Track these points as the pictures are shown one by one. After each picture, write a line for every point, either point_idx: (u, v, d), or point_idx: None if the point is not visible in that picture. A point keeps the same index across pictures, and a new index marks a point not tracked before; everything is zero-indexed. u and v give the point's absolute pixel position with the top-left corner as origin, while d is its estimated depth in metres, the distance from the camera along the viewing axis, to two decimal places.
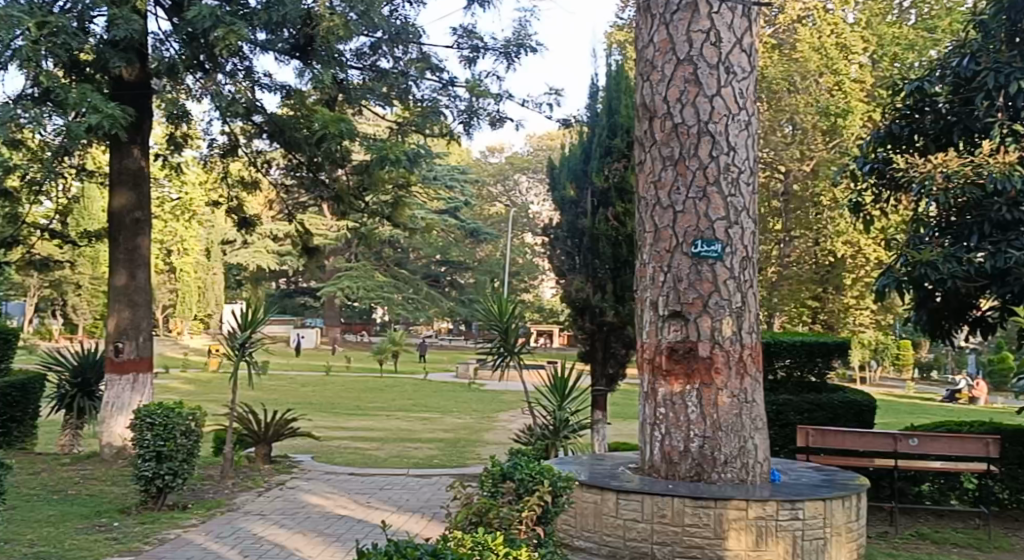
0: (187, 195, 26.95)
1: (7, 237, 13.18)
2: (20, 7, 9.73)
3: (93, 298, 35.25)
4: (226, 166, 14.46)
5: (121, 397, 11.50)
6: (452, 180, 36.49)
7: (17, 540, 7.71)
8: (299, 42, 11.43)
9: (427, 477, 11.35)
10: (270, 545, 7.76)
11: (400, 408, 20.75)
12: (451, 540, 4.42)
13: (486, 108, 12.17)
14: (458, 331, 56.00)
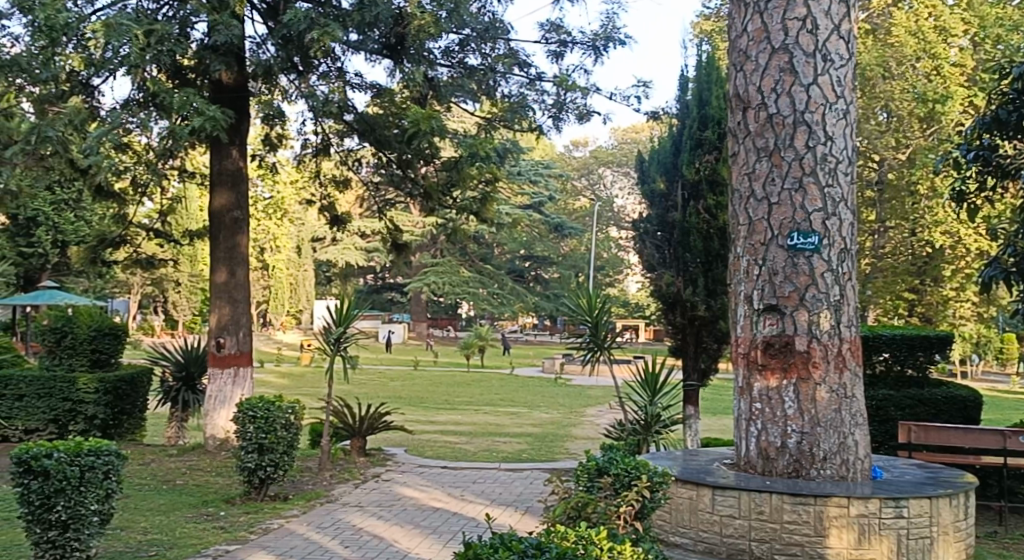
0: (280, 193, 27.57)
1: (114, 237, 13.70)
2: (128, 17, 10.13)
3: (193, 294, 36.38)
4: (318, 164, 14.77)
5: (223, 390, 11.86)
6: (536, 175, 36.24)
7: (131, 527, 8.05)
8: (389, 41, 11.60)
9: (519, 472, 11.45)
10: (369, 536, 7.94)
11: (487, 402, 20.92)
12: (555, 534, 4.51)
13: (574, 102, 12.18)
14: (544, 326, 56.16)
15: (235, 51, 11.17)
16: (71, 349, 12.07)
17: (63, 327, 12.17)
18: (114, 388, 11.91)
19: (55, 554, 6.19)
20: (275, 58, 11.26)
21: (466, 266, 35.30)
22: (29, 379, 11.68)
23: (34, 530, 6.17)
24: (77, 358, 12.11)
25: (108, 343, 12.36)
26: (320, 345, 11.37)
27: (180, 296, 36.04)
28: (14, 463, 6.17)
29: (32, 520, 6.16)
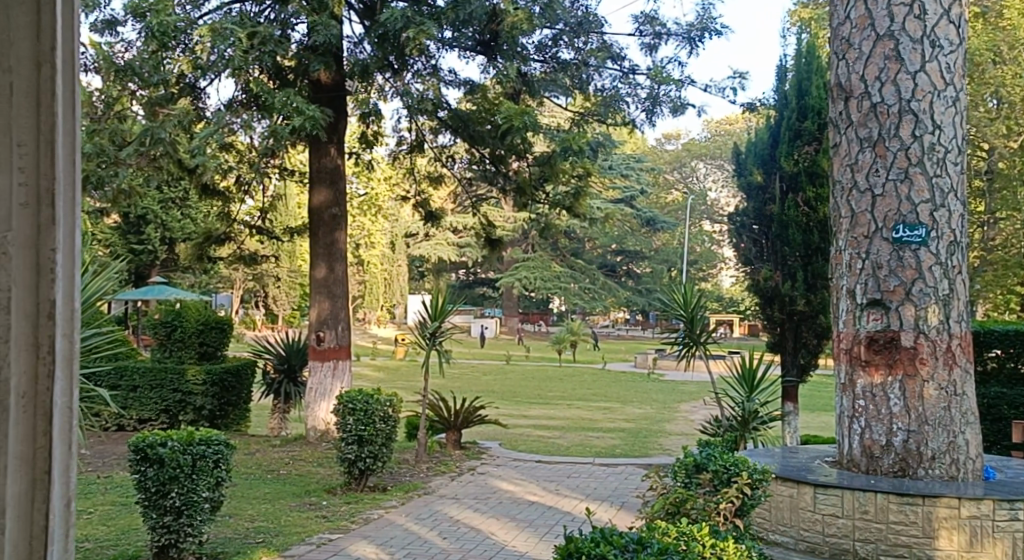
0: (374, 190, 27.98)
1: (219, 233, 14.07)
2: (233, 20, 10.45)
3: (291, 288, 37.18)
4: (413, 161, 14.94)
5: (324, 383, 12.09)
6: (628, 168, 35.98)
7: (239, 515, 8.31)
8: (484, 38, 11.68)
9: (614, 467, 11.44)
10: (467, 528, 8.03)
11: (580, 397, 20.89)
12: (656, 530, 4.50)
13: (668, 95, 12.06)
14: (636, 321, 55.85)
15: (334, 51, 11.37)
16: (179, 342, 12.51)
17: (172, 321, 12.61)
18: (220, 380, 12.30)
19: (170, 539, 6.41)
20: (371, 57, 11.42)
21: (558, 261, 35.32)
22: (143, 370, 12.13)
23: (150, 516, 6.41)
24: (186, 351, 12.54)
25: (214, 337, 12.74)
26: (416, 339, 11.52)
27: (279, 291, 36.86)
28: (133, 451, 6.44)
29: (149, 505, 6.40)
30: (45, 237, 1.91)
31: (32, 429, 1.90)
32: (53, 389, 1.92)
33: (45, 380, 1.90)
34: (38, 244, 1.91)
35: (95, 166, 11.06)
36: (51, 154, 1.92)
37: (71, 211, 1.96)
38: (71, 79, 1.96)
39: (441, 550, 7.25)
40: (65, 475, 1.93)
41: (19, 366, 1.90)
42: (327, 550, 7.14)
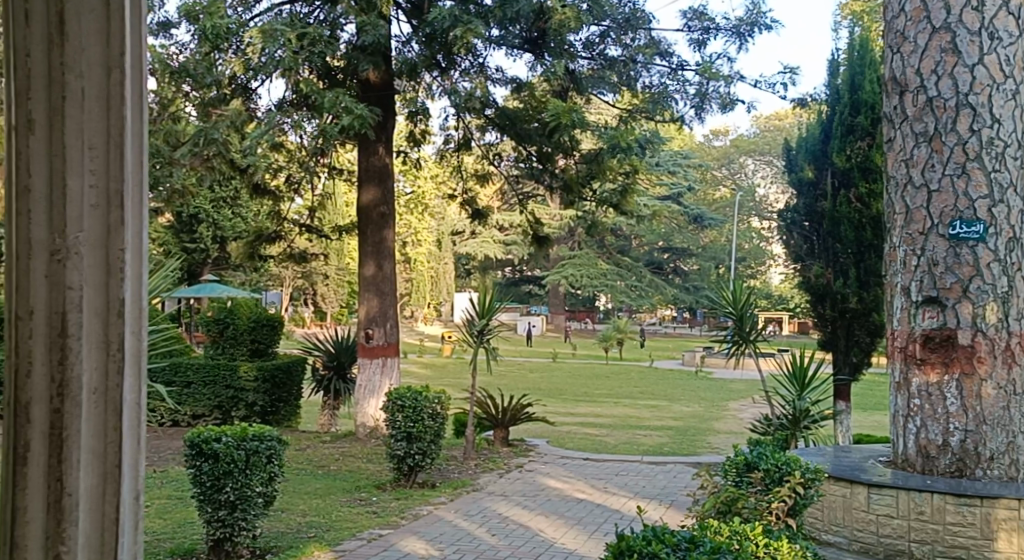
0: (420, 188, 28.12)
1: (270, 232, 14.19)
2: (283, 21, 10.54)
3: (340, 286, 37.47)
4: (460, 159, 14.98)
5: (373, 380, 12.16)
6: (675, 165, 35.78)
7: (292, 510, 8.40)
8: (531, 35, 11.68)
9: (662, 465, 11.39)
10: (515, 525, 8.04)
11: (627, 395, 20.81)
12: (709, 529, 4.46)
13: (717, 91, 11.95)
14: (683, 319, 55.47)
15: (382, 50, 11.42)
16: (232, 339, 12.68)
17: (225, 319, 12.80)
18: (272, 376, 12.45)
19: (225, 533, 6.49)
20: (419, 57, 11.46)
21: (604, 259, 35.20)
22: (196, 366, 12.31)
23: (205, 509, 6.49)
24: (238, 348, 12.71)
25: (265, 333, 12.88)
26: (464, 336, 11.56)
27: (328, 288, 37.13)
28: (188, 446, 6.53)
29: (204, 499, 6.48)
30: (114, 238, 2.25)
31: (104, 425, 2.20)
32: (120, 387, 2.23)
33: (116, 379, 2.22)
34: (108, 241, 2.24)
35: (152, 167, 11.37)
36: (119, 155, 2.25)
37: (134, 193, 2.30)
38: (132, 78, 2.30)
39: (491, 547, 7.27)
40: (128, 479, 2.24)
41: (91, 363, 2.21)
42: (377, 546, 7.19)
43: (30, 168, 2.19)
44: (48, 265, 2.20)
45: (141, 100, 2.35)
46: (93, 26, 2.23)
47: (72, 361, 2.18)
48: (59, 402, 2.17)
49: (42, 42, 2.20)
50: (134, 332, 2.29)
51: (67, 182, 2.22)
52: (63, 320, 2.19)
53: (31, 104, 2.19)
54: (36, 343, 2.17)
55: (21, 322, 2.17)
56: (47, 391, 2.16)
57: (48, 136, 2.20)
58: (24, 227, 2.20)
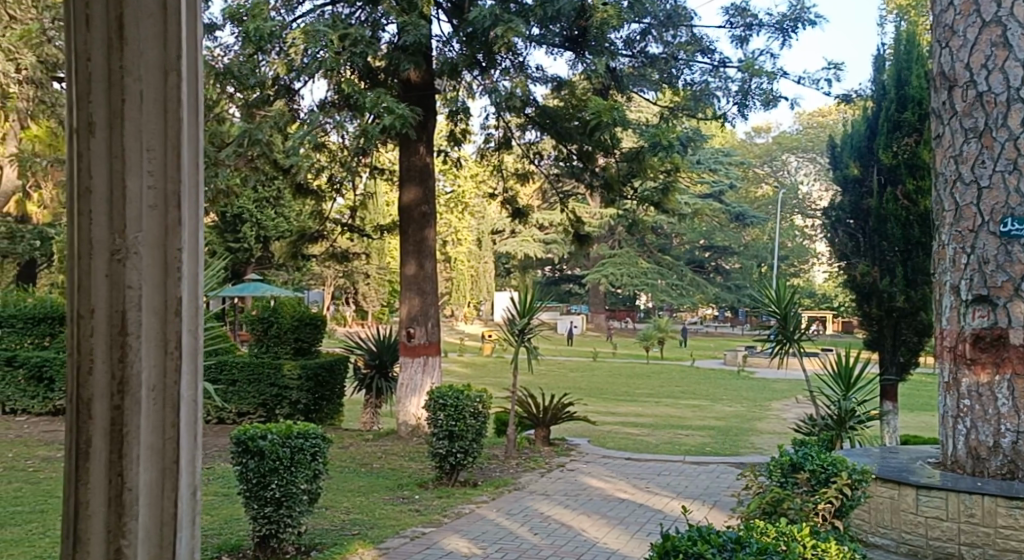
0: (460, 187, 28.18)
1: (313, 232, 14.28)
2: (325, 22, 10.59)
3: (381, 285, 37.67)
4: (501, 158, 14.98)
5: (414, 379, 12.21)
6: (716, 163, 35.50)
7: (335, 507, 8.46)
8: (571, 34, 11.65)
9: (705, 465, 11.32)
10: (557, 524, 8.03)
11: (668, 394, 20.70)
12: (755, 530, 4.42)
13: (760, 88, 11.84)
14: (724, 318, 55.06)
15: (423, 51, 11.46)
16: (276, 337, 12.80)
17: (269, 318, 12.92)
18: (315, 374, 12.54)
19: (271, 529, 6.55)
20: (460, 56, 11.46)
21: (645, 258, 35.01)
22: (241, 364, 12.44)
23: (251, 506, 6.54)
24: (282, 346, 12.82)
25: (309, 332, 12.98)
26: (505, 335, 11.56)
27: (369, 288, 37.33)
28: (235, 443, 6.60)
29: (250, 496, 6.54)
30: (171, 239, 2.69)
31: (162, 420, 2.65)
32: (177, 383, 2.68)
33: (172, 375, 2.67)
34: (166, 241, 2.68)
35: None
36: (174, 161, 2.68)
37: (188, 197, 2.72)
38: (188, 85, 2.71)
39: (533, 545, 7.26)
40: (183, 474, 2.68)
41: (149, 361, 2.66)
42: (421, 544, 7.22)
43: (95, 184, 2.67)
44: (110, 264, 2.67)
45: (197, 105, 2.77)
46: (151, 31, 2.66)
47: (132, 354, 2.65)
48: (122, 398, 2.64)
49: (104, 76, 2.66)
50: (190, 329, 2.73)
51: (127, 183, 2.67)
52: (124, 318, 2.66)
53: (98, 127, 2.67)
54: (101, 337, 2.65)
55: (91, 318, 2.66)
56: (110, 385, 2.65)
57: (110, 153, 2.66)
58: (90, 230, 2.67)
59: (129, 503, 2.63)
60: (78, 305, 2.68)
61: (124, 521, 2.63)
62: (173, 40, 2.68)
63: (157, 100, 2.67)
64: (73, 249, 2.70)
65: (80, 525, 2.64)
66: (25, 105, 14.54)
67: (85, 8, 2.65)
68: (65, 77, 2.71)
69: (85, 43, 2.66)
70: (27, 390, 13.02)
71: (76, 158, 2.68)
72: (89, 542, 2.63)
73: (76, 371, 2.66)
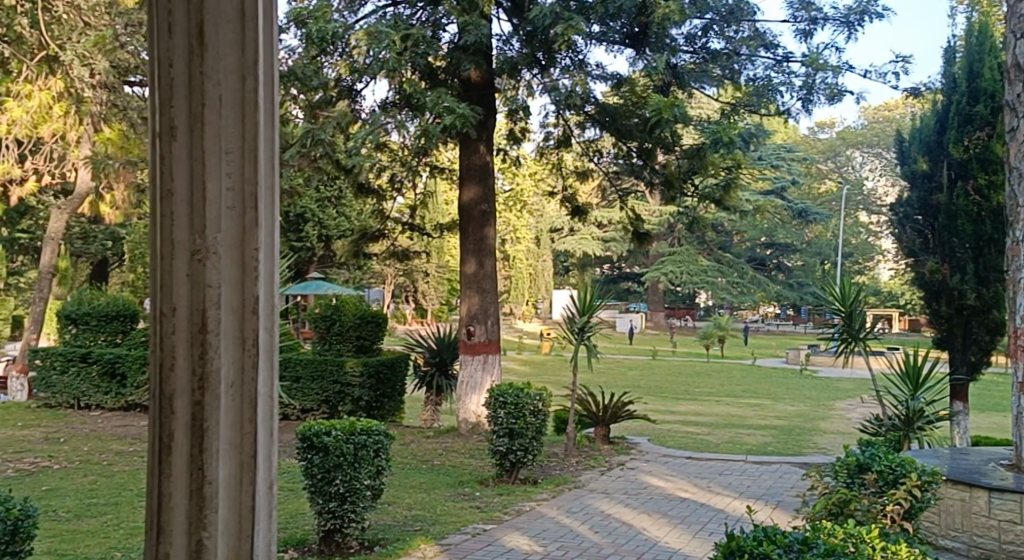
0: (519, 185, 28.17)
1: (374, 230, 14.39)
2: (387, 23, 10.67)
3: (439, 284, 37.89)
4: (560, 156, 14.96)
5: (475, 377, 12.25)
6: (778, 159, 35.04)
7: (398, 503, 8.54)
8: (631, 31, 11.57)
9: (768, 465, 11.20)
10: (619, 523, 8.00)
11: (729, 393, 20.48)
12: (822, 530, 4.37)
13: (825, 83, 11.65)
14: (787, 316, 54.29)
15: (484, 50, 11.52)
16: (338, 335, 12.96)
17: (332, 315, 13.09)
18: (377, 371, 12.64)
19: (335, 524, 6.65)
20: (520, 54, 11.67)
21: (705, 255, 34.67)
22: (305, 361, 12.63)
23: (317, 501, 6.65)
24: (345, 343, 12.97)
25: (371, 330, 13.08)
26: (564, 333, 11.53)
27: (428, 286, 37.57)
28: (300, 439, 6.69)
29: (315, 491, 6.64)
30: (248, 238, 3.04)
31: (241, 415, 3.03)
32: (255, 379, 3.05)
33: (251, 372, 3.05)
34: (242, 242, 3.04)
35: None
36: (252, 165, 3.04)
37: (264, 199, 3.08)
38: (263, 92, 3.07)
39: (594, 544, 7.24)
40: (259, 470, 3.05)
41: (228, 358, 3.03)
42: (481, 541, 7.24)
43: (176, 187, 3.03)
44: (191, 264, 3.03)
45: (272, 108, 3.12)
46: (229, 37, 3.02)
47: (211, 350, 3.02)
48: (201, 396, 3.01)
49: (186, 82, 3.02)
50: (264, 327, 3.09)
51: (207, 186, 3.02)
52: (204, 316, 3.02)
53: (179, 132, 3.02)
54: (183, 334, 3.02)
55: (173, 316, 3.03)
56: (191, 381, 3.01)
57: (190, 157, 3.02)
58: (173, 231, 3.03)
59: (209, 496, 3.01)
60: (162, 303, 3.04)
61: (204, 513, 3.00)
62: (250, 46, 3.04)
63: (234, 105, 3.03)
64: (157, 249, 3.06)
65: (164, 516, 3.02)
66: (99, 109, 14.70)
67: (169, 16, 3.02)
68: (150, 83, 3.07)
69: (169, 49, 3.03)
70: (100, 386, 13.36)
71: (160, 162, 3.04)
72: (172, 533, 3.01)
73: (161, 365, 3.03)
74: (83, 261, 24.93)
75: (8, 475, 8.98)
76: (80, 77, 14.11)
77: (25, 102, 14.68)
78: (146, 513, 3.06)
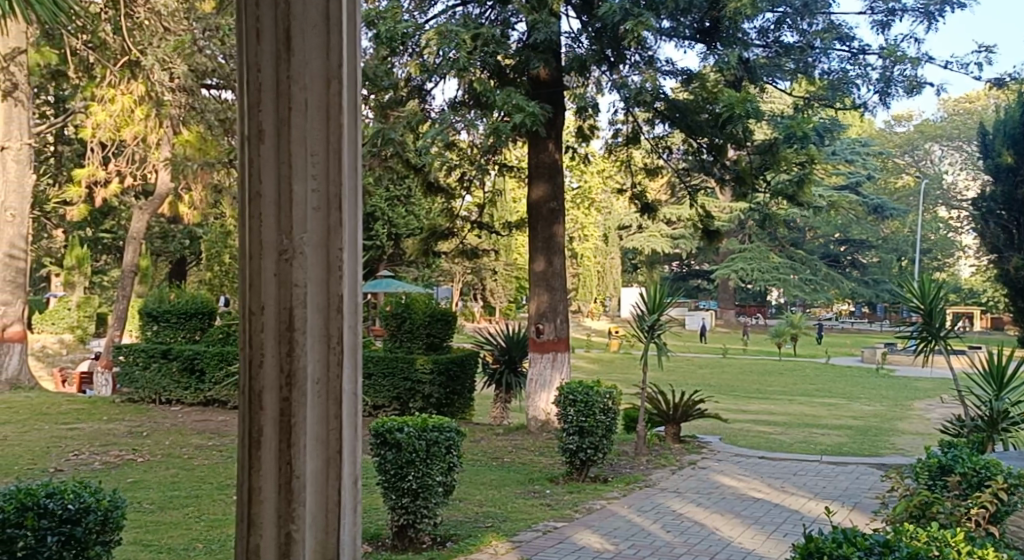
0: (586, 182, 28.09)
1: (443, 229, 14.46)
2: (457, 23, 10.72)
3: (507, 281, 37.99)
4: (629, 153, 14.86)
5: (544, 374, 12.24)
6: (853, 154, 34.38)
7: (469, 499, 8.57)
8: (702, 25, 11.48)
9: (844, 465, 11.00)
10: (691, 522, 7.93)
11: (803, 392, 20.13)
12: (904, 533, 4.26)
13: (903, 75, 11.39)
14: (862, 314, 53.19)
15: (553, 48, 11.50)
16: (409, 332, 13.07)
17: (402, 313, 13.19)
18: (447, 369, 12.71)
19: (408, 519, 6.70)
20: (589, 51, 11.53)
21: (777, 252, 34.17)
22: (376, 358, 12.76)
23: (390, 496, 6.71)
24: (415, 341, 13.09)
25: (440, 328, 13.15)
26: (635, 332, 11.43)
27: (496, 284, 37.74)
28: (373, 435, 6.77)
29: (388, 487, 6.70)
30: (334, 239, 3.09)
31: (328, 412, 3.08)
32: (340, 378, 3.10)
33: (337, 370, 3.10)
34: (328, 242, 3.08)
35: None
36: (337, 167, 3.08)
37: (348, 202, 3.13)
38: (348, 95, 3.12)
39: (667, 544, 7.18)
40: (346, 464, 3.11)
41: (315, 356, 3.08)
42: (554, 538, 7.23)
43: (265, 189, 3.07)
44: (279, 264, 3.07)
45: (355, 111, 3.16)
46: (314, 42, 3.07)
47: (299, 348, 3.07)
48: (289, 393, 3.06)
49: (274, 87, 3.06)
50: (350, 326, 3.15)
51: (294, 189, 3.07)
52: (291, 315, 3.07)
53: (268, 134, 3.06)
54: (271, 332, 3.07)
55: (262, 314, 3.08)
56: (279, 378, 3.06)
57: (278, 159, 3.06)
58: (261, 233, 3.07)
59: (298, 490, 3.06)
60: (251, 302, 3.09)
61: (293, 507, 3.06)
62: (334, 51, 3.09)
63: (320, 108, 3.07)
64: (245, 249, 3.11)
65: (254, 509, 3.08)
66: (178, 112, 15.17)
67: (257, 23, 3.07)
68: (238, 87, 3.11)
69: (257, 54, 3.07)
70: (180, 382, 13.68)
71: (249, 165, 3.08)
72: (263, 525, 3.07)
73: (251, 363, 3.08)
74: (163, 260, 25.55)
75: (94, 467, 9.25)
76: (161, 81, 14.58)
77: (109, 106, 15.16)
78: (237, 508, 3.12)
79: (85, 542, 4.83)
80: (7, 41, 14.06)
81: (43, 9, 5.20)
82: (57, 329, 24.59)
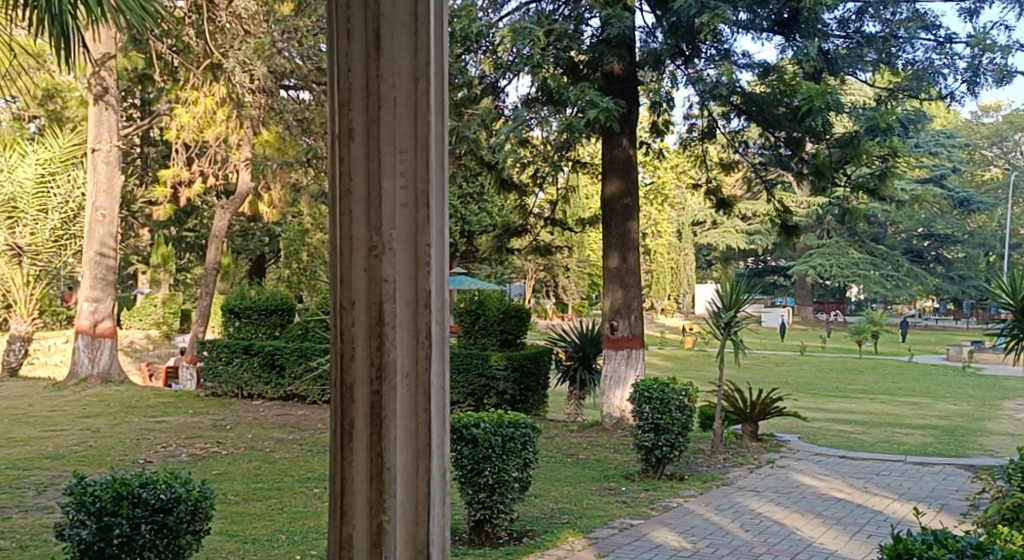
0: (660, 178, 27.84)
1: (516, 226, 14.45)
2: (531, 19, 10.77)
3: (580, 278, 37.80)
4: (704, 148, 14.68)
5: (618, 371, 12.18)
6: (937, 147, 33.48)
7: (544, 495, 8.57)
8: (781, 16, 11.29)
9: (929, 466, 10.72)
10: (769, 521, 7.82)
11: (884, 390, 19.65)
12: (997, 536, 4.12)
13: (992, 64, 11.03)
14: (945, 310, 51.74)
15: (627, 43, 11.39)
16: (483, 329, 13.11)
17: (477, 310, 13.24)
18: (521, 365, 12.73)
19: (485, 514, 6.72)
20: (663, 45, 11.33)
21: (856, 247, 33.46)
22: (450, 355, 12.83)
23: (466, 491, 6.72)
24: (489, 337, 13.13)
25: (514, 325, 13.17)
26: (711, 329, 11.28)
27: (569, 280, 37.61)
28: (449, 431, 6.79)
29: (465, 482, 6.71)
30: (422, 234, 3.10)
31: (416, 405, 3.10)
32: (429, 372, 3.12)
33: (426, 365, 3.11)
34: (416, 239, 3.10)
35: None
36: (425, 163, 3.09)
37: (435, 198, 3.14)
38: (435, 93, 3.13)
39: (745, 543, 7.08)
40: (434, 457, 3.12)
41: (403, 350, 3.10)
42: (630, 536, 7.19)
43: (356, 186, 3.11)
44: (369, 259, 3.10)
45: (442, 107, 3.16)
46: (402, 41, 3.09)
47: (389, 343, 3.09)
48: (380, 386, 3.09)
49: (364, 86, 3.09)
50: (438, 321, 3.15)
51: (383, 185, 3.09)
52: (381, 310, 3.10)
53: (358, 133, 3.09)
54: (363, 326, 3.10)
55: (353, 309, 3.11)
56: (370, 372, 3.09)
57: (368, 157, 3.09)
58: (351, 228, 3.11)
59: (388, 482, 3.09)
60: (342, 297, 3.13)
61: (384, 498, 3.09)
62: (423, 50, 3.10)
63: (409, 106, 3.09)
64: (337, 245, 3.15)
65: (346, 499, 3.12)
66: (258, 113, 15.38)
67: (347, 23, 3.10)
68: (328, 87, 3.15)
69: (347, 54, 3.11)
70: (261, 376, 13.96)
71: (340, 163, 3.11)
72: (355, 516, 3.11)
73: (342, 357, 3.12)
74: (243, 257, 26.04)
75: (180, 459, 9.46)
76: (241, 83, 14.71)
77: (193, 108, 15.57)
78: (330, 497, 3.17)
79: (176, 530, 4.96)
80: (98, 46, 14.50)
81: (133, 14, 5.33)
82: (143, 325, 25.24)
